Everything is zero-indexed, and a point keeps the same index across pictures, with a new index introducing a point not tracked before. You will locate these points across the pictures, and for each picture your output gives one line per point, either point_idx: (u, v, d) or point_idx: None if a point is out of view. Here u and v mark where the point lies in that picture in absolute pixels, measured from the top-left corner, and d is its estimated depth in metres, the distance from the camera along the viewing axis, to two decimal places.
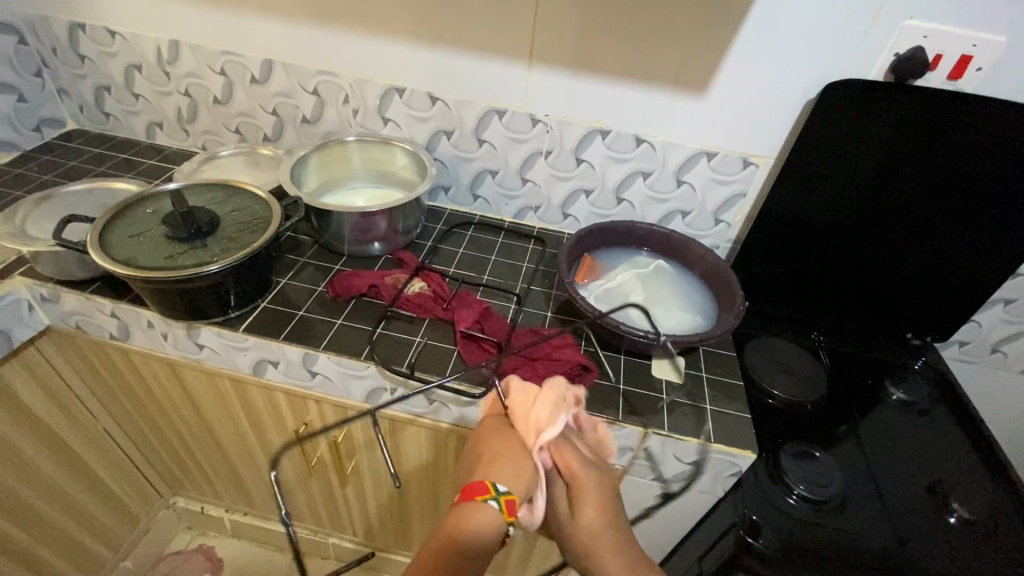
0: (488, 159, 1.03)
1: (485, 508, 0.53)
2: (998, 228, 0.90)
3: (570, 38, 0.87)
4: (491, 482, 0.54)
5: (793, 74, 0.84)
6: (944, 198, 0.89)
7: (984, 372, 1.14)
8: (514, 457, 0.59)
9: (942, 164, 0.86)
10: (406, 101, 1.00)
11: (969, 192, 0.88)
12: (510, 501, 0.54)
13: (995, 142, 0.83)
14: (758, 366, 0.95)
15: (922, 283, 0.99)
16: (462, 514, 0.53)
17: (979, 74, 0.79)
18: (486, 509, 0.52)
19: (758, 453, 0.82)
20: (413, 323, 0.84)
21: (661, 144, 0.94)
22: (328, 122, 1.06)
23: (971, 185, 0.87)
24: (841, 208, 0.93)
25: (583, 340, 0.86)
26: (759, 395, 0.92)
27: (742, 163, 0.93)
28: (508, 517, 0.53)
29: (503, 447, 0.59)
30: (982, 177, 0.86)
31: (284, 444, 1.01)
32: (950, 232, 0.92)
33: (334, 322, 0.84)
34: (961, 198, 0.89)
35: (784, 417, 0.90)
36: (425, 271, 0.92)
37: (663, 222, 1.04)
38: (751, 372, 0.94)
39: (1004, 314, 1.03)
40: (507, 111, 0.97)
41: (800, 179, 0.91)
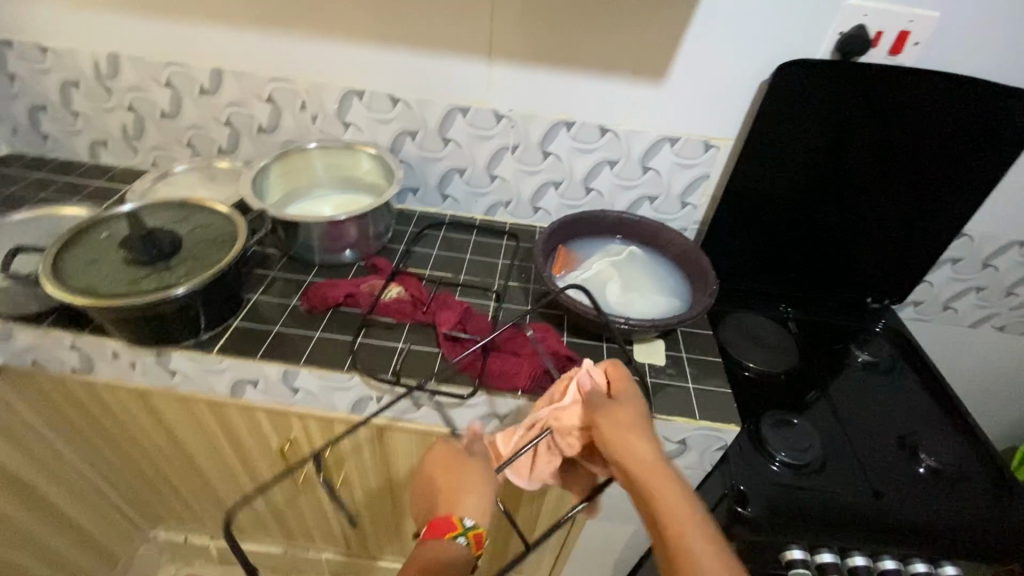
0: (455, 158, 1.02)
1: (453, 544, 0.54)
2: (942, 192, 0.95)
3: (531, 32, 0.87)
4: (458, 518, 0.56)
5: (746, 56, 0.86)
6: (891, 165, 0.94)
7: (938, 329, 1.21)
8: (470, 484, 0.60)
9: (890, 134, 0.91)
10: (366, 103, 0.98)
11: (916, 159, 0.93)
12: (478, 534, 0.56)
13: (938, 110, 0.87)
14: (732, 341, 0.98)
15: (876, 248, 1.04)
16: (431, 549, 0.54)
17: (917, 48, 0.83)
18: (457, 546, 0.54)
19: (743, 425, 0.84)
20: (393, 329, 0.83)
21: (625, 132, 0.96)
22: (286, 129, 1.02)
23: (918, 152, 0.92)
24: (801, 184, 0.97)
25: (565, 332, 0.87)
26: (735, 368, 0.95)
27: (704, 147, 0.96)
28: (477, 550, 0.55)
29: (463, 476, 0.60)
30: (926, 144, 0.91)
31: (269, 464, 0.98)
32: (898, 199, 0.97)
33: (312, 335, 0.81)
34: (910, 166, 0.94)
35: (760, 388, 0.93)
36: (400, 276, 0.89)
37: (631, 209, 1.05)
38: (727, 349, 0.96)
39: (952, 273, 1.10)
40: (470, 108, 0.96)
41: (757, 160, 0.94)
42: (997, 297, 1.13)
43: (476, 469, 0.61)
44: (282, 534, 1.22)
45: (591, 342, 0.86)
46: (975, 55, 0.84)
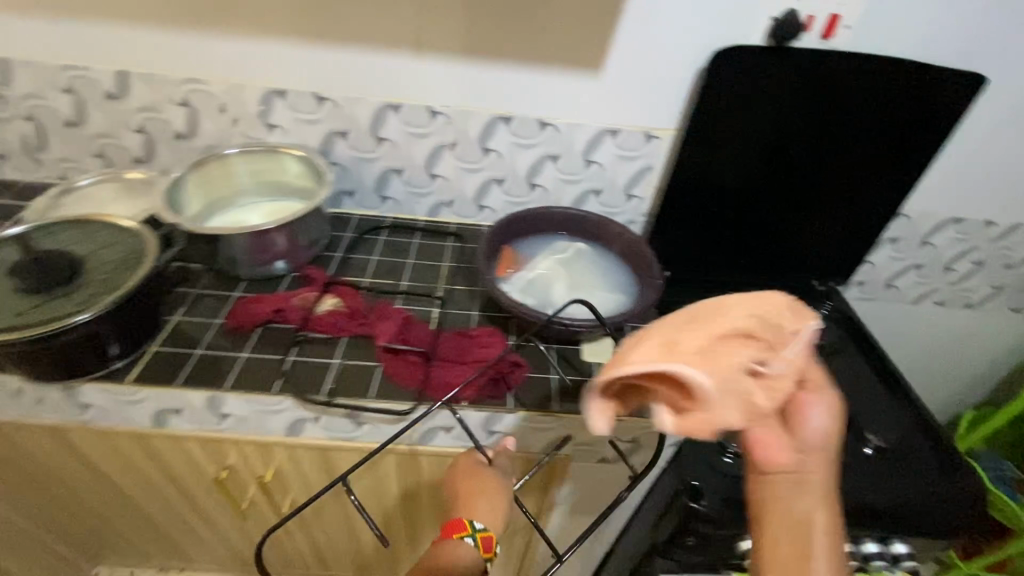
0: (391, 158, 0.97)
1: (462, 544, 0.58)
2: (877, 173, 0.97)
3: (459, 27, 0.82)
4: (470, 520, 0.60)
5: (682, 44, 0.85)
6: (829, 148, 0.94)
7: (883, 307, 1.24)
8: (488, 494, 0.65)
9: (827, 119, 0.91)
10: (291, 103, 0.91)
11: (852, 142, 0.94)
12: (487, 537, 0.59)
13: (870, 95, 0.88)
14: None
15: (818, 231, 1.04)
16: (443, 549, 0.57)
17: (847, 31, 0.84)
18: (465, 545, 0.57)
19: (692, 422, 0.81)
20: (328, 343, 0.78)
21: (565, 125, 0.93)
22: (206, 135, 0.95)
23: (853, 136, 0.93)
24: (745, 173, 0.96)
25: (512, 334, 0.84)
26: None
27: (646, 138, 0.94)
28: (485, 552, 0.58)
29: (483, 483, 0.66)
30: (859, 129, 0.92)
31: (209, 493, 0.92)
32: (837, 182, 0.98)
33: (239, 356, 0.76)
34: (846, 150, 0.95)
35: None
36: (336, 286, 0.85)
37: (578, 203, 1.03)
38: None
39: (892, 252, 1.12)
40: (403, 105, 0.91)
41: (699, 149, 0.93)
42: (934, 272, 1.16)
43: (494, 478, 0.67)
44: (235, 562, 1.16)
45: (539, 345, 0.83)
46: (899, 38, 0.85)
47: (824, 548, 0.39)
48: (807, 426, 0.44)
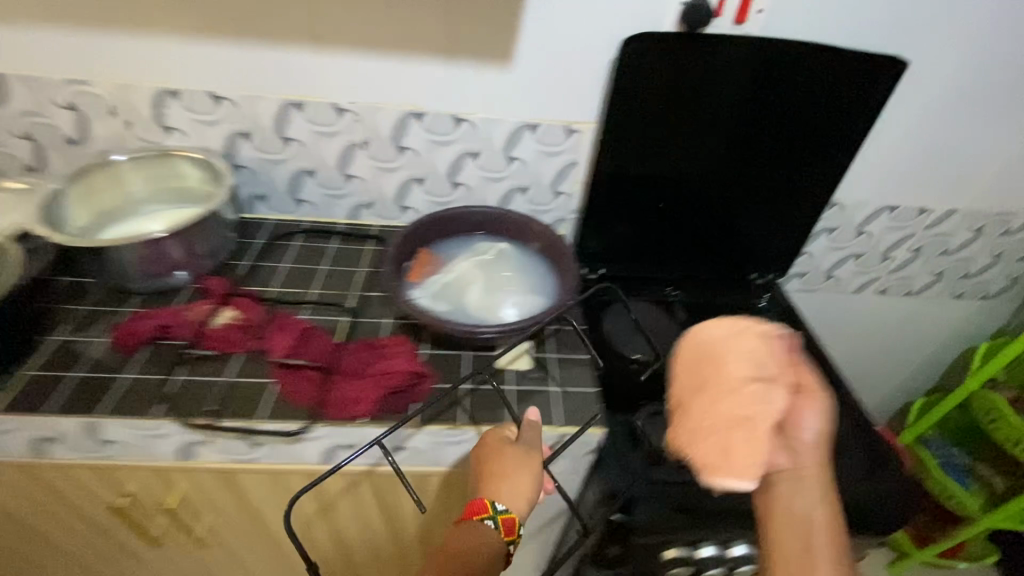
0: (301, 158, 0.92)
1: (483, 526, 0.56)
2: (805, 160, 0.94)
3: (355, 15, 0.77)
4: (490, 502, 0.58)
5: (592, 32, 0.81)
6: (753, 137, 0.91)
7: (826, 296, 1.23)
8: (518, 472, 0.61)
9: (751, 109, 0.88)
10: (186, 104, 0.86)
11: (779, 132, 0.91)
12: (509, 519, 0.57)
13: (792, 82, 0.86)
14: (614, 332, 0.93)
15: (751, 222, 1.02)
16: (466, 532, 0.56)
17: (761, 16, 0.81)
18: (486, 529, 0.56)
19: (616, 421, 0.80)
20: (222, 360, 0.74)
21: (481, 120, 0.89)
22: (99, 140, 0.89)
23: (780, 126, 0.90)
24: (671, 165, 0.93)
25: (425, 341, 0.80)
26: (619, 361, 0.89)
27: (566, 132, 0.90)
28: (507, 536, 0.57)
29: (511, 459, 0.62)
30: (785, 118, 0.89)
31: (117, 522, 0.87)
32: (766, 171, 0.95)
33: (120, 379, 0.71)
34: (774, 140, 0.92)
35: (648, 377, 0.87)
36: (235, 298, 0.80)
37: (504, 202, 0.99)
38: (607, 341, 0.92)
39: (829, 241, 1.11)
40: (306, 103, 0.86)
41: (621, 142, 0.89)
42: (873, 259, 1.15)
43: (519, 456, 0.63)
44: None
45: (452, 353, 0.79)
46: (819, 21, 0.82)
47: (824, 547, 0.45)
48: (802, 436, 0.49)
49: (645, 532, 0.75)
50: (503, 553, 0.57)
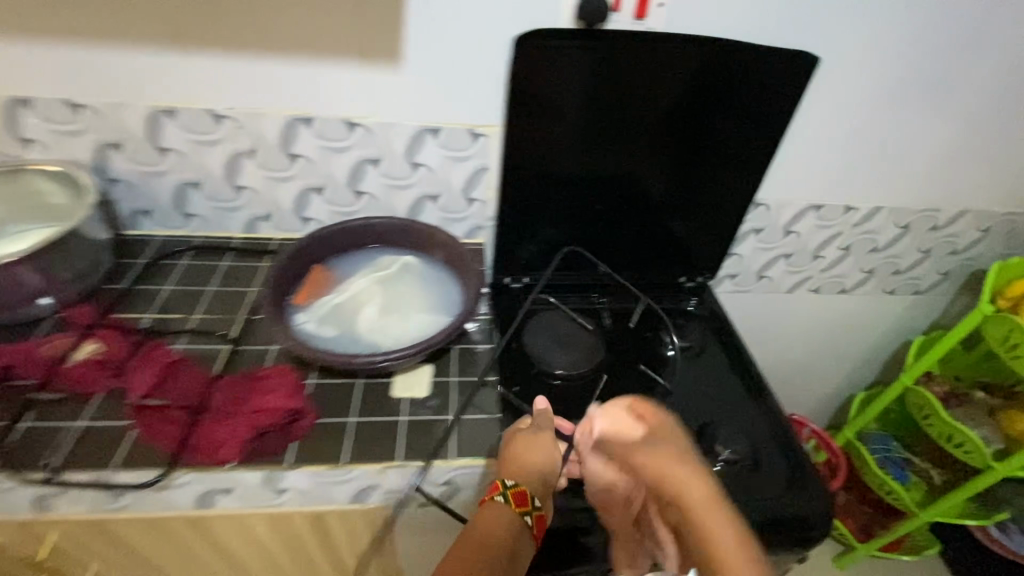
0: (427, 183, 0.89)
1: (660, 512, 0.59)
2: (911, 172, 0.98)
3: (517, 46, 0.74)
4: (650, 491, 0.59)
5: (744, 54, 0.80)
6: (865, 152, 0.94)
7: (915, 305, 1.25)
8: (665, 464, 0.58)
9: (872, 124, 0.91)
10: (316, 131, 0.82)
11: (895, 146, 0.94)
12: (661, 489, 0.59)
13: (917, 99, 0.88)
14: (723, 357, 0.96)
15: (844, 232, 1.06)
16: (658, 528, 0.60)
17: (904, 35, 0.81)
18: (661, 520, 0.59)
19: (749, 448, 0.82)
20: (388, 399, 0.70)
21: (617, 143, 0.87)
22: (218, 168, 0.84)
23: (897, 140, 0.93)
24: (781, 178, 0.97)
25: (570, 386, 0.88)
26: (735, 387, 0.92)
27: (697, 152, 0.90)
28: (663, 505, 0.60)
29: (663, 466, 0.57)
30: (904, 132, 0.92)
31: (253, 568, 0.83)
32: (873, 183, 0.99)
33: (288, 427, 0.66)
34: (889, 153, 0.95)
35: (767, 400, 0.89)
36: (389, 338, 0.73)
37: (623, 222, 0.98)
38: (720, 364, 0.95)
39: (930, 253, 1.13)
40: (442, 129, 0.83)
41: (746, 157, 0.92)
42: (962, 270, 1.17)
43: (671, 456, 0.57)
44: None
45: None
46: (960, 45, 0.83)
47: None
48: None
49: (803, 552, 0.77)
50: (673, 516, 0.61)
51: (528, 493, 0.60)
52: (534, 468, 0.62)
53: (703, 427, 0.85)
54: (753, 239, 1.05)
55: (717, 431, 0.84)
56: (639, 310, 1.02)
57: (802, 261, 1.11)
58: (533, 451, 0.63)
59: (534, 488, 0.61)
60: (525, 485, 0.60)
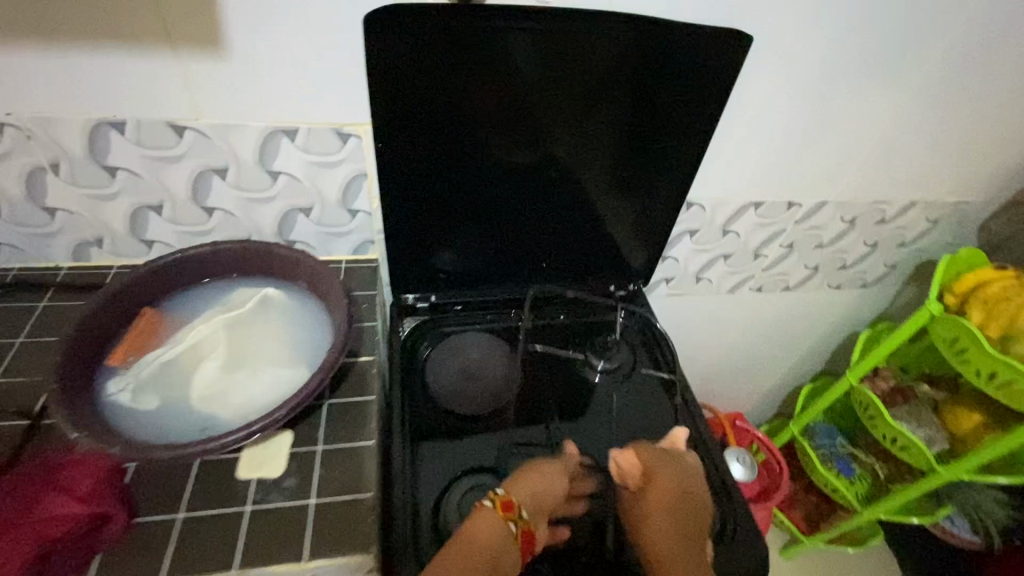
0: (293, 195, 0.73)
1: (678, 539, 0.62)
2: (858, 162, 0.87)
3: (368, 26, 0.58)
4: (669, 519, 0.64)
5: (661, 31, 0.66)
6: (808, 140, 0.83)
7: (860, 297, 1.18)
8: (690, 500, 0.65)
9: (814, 111, 0.79)
10: (132, 138, 0.64)
11: (839, 135, 0.83)
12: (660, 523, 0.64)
13: (863, 81, 0.77)
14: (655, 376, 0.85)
15: (786, 227, 0.96)
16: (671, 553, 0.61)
17: (847, 7, 0.69)
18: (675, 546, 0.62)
19: None
20: (231, 481, 0.57)
21: (518, 139, 0.73)
22: (13, 185, 0.66)
23: (841, 128, 0.82)
24: (717, 172, 0.85)
25: (475, 424, 0.76)
26: (666, 413, 0.81)
27: (616, 147, 0.77)
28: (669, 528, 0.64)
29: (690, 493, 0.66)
30: (850, 119, 0.81)
31: None
32: (816, 176, 0.88)
33: (88, 543, 0.51)
34: (835, 142, 0.84)
35: (699, 428, 0.79)
36: (243, 402, 0.58)
37: (537, 227, 0.85)
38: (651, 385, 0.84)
39: (874, 245, 1.04)
40: (298, 129, 0.66)
41: (672, 150, 0.79)
42: (909, 262, 1.10)
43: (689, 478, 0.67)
44: None
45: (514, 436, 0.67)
46: (912, 18, 0.72)
47: None
48: None
49: None
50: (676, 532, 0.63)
51: (513, 499, 0.60)
52: (526, 477, 0.63)
53: None
54: (689, 240, 0.95)
55: None
56: (564, 326, 0.91)
57: (743, 261, 1.02)
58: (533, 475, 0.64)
59: (523, 496, 0.61)
60: (511, 493, 0.61)
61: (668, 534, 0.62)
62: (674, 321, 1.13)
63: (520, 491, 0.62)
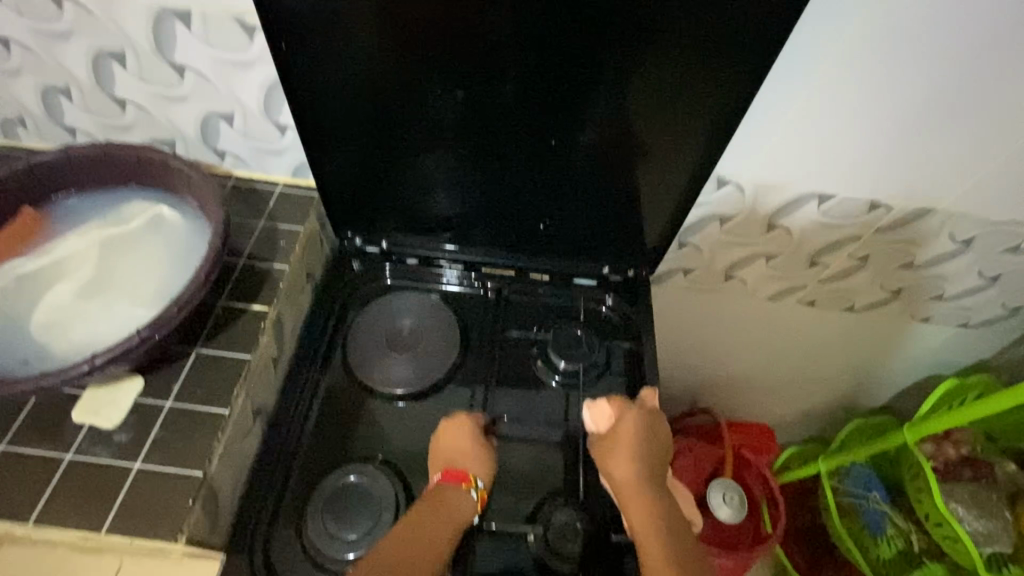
0: (205, 96, 0.62)
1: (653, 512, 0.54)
2: (972, 151, 0.60)
3: None
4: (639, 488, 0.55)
5: None
6: (892, 108, 0.58)
7: (944, 335, 0.89)
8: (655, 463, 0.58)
9: (914, 69, 0.54)
10: (11, 3, 0.55)
11: (954, 110, 0.57)
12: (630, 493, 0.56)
13: (996, 27, 0.51)
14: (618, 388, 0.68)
15: (854, 229, 0.71)
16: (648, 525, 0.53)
17: None
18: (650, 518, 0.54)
19: (596, 534, 0.58)
20: (64, 420, 0.51)
21: (464, 60, 0.54)
22: None
23: (958, 101, 0.56)
24: (754, 136, 0.62)
25: (387, 402, 0.65)
26: None
27: (606, 90, 0.56)
28: (646, 498, 0.55)
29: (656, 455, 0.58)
30: (971, 90, 0.55)
31: None
32: (904, 163, 0.62)
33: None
34: (942, 122, 0.58)
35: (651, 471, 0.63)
36: (84, 337, 0.51)
37: (504, 185, 0.66)
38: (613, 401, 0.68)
39: (981, 272, 0.76)
40: (190, 13, 0.55)
41: (688, 103, 0.56)
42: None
43: (656, 439, 0.59)
44: None
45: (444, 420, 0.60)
46: None
47: None
48: None
49: None
50: (649, 501, 0.55)
51: (469, 474, 0.56)
52: (472, 452, 0.57)
53: (545, 497, 0.60)
54: (717, 227, 0.73)
55: (556, 509, 0.58)
56: (535, 305, 0.74)
57: (792, 267, 0.78)
58: (450, 453, 0.57)
59: (478, 469, 0.57)
60: (465, 466, 0.57)
61: (640, 499, 0.55)
62: (694, 322, 0.92)
63: (474, 465, 0.57)
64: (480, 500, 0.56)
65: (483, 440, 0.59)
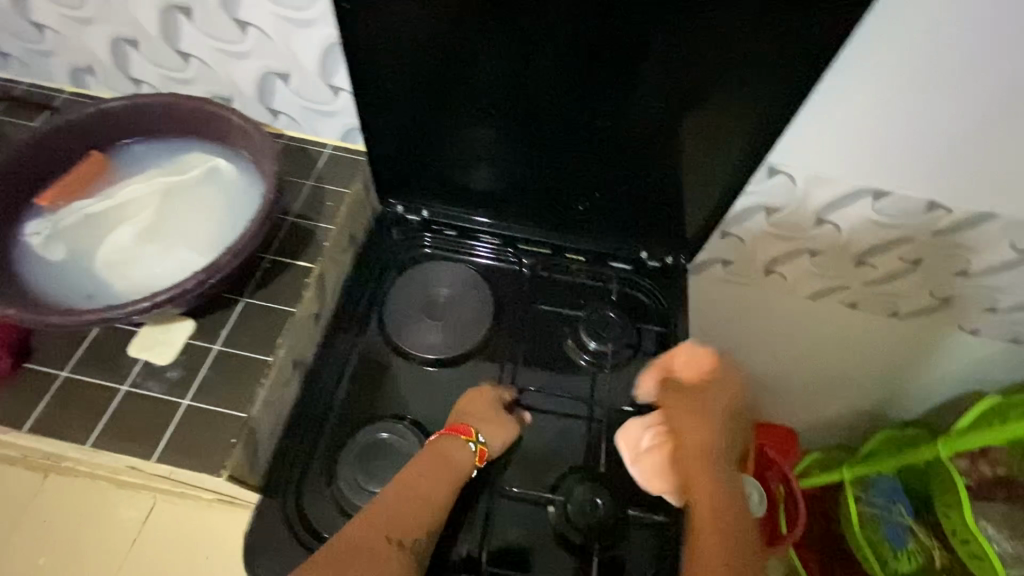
0: (265, 54, 0.63)
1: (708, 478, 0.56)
2: None
3: None
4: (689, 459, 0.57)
5: None
6: (965, 105, 0.55)
7: (992, 350, 0.86)
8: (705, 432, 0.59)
9: (996, 65, 0.52)
10: None
11: None
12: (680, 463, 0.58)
13: None
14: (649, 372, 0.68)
15: (909, 231, 0.68)
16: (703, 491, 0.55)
17: None
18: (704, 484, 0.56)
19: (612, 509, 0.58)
20: (121, 354, 0.54)
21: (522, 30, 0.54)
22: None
23: None
24: (812, 126, 0.60)
25: (419, 367, 0.66)
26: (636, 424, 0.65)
27: (664, 69, 0.55)
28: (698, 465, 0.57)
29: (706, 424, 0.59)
30: None
31: None
32: (971, 164, 0.59)
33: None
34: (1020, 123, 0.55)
35: None
36: (142, 278, 0.53)
37: (549, 161, 0.66)
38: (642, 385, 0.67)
39: None
40: None
41: (748, 88, 0.55)
42: None
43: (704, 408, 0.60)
44: None
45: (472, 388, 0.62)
46: None
47: None
48: None
49: None
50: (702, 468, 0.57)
51: (471, 429, 0.57)
52: (482, 415, 0.59)
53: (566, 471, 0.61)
54: (763, 218, 0.72)
55: (577, 484, 0.59)
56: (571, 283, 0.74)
57: (837, 266, 0.76)
58: (473, 420, 0.58)
59: (480, 425, 0.58)
60: (470, 423, 0.58)
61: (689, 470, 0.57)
62: (727, 316, 0.90)
63: (479, 423, 0.58)
64: (477, 456, 0.57)
65: (501, 409, 0.61)
